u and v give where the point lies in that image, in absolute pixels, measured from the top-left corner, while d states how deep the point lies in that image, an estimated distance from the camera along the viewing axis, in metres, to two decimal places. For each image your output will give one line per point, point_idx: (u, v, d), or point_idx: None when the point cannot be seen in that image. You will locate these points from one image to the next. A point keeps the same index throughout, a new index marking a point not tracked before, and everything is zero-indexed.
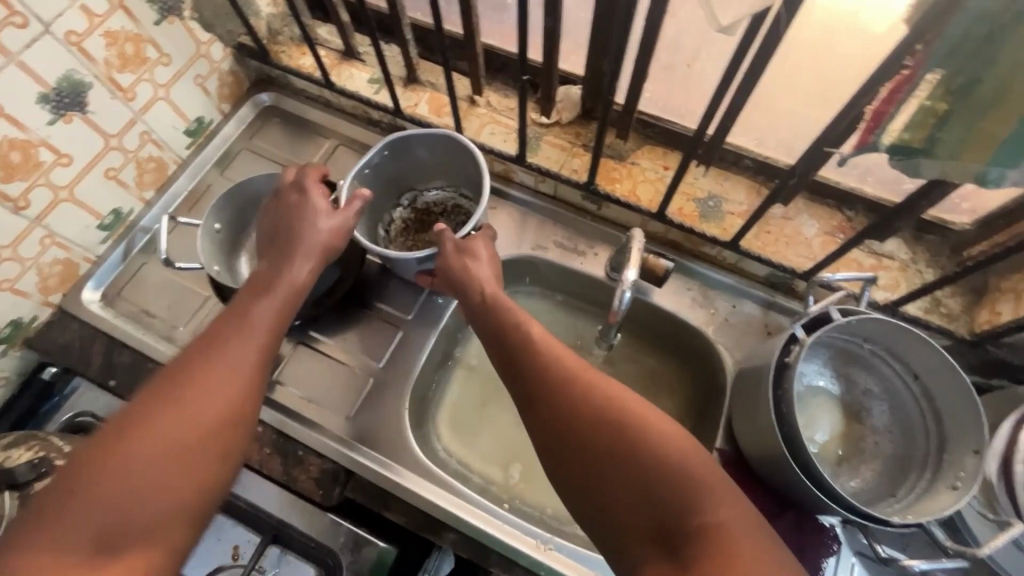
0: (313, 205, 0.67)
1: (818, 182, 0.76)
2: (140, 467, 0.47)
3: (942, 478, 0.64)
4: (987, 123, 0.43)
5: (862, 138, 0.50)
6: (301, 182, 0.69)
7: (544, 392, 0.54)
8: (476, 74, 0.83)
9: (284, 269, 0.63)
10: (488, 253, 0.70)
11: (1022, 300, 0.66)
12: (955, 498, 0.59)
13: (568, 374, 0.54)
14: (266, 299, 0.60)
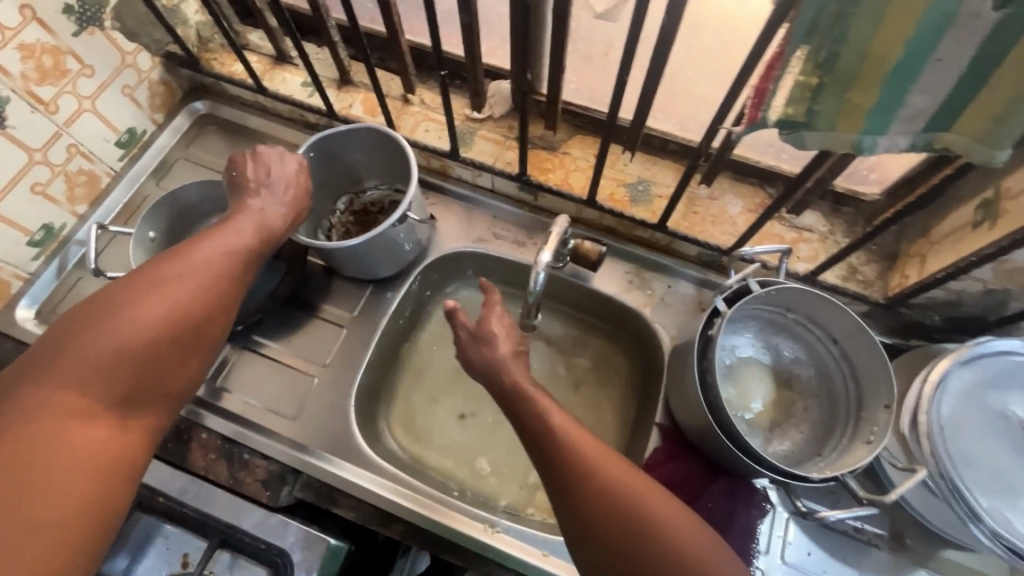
0: (276, 203, 0.67)
1: (738, 161, 0.79)
2: (134, 353, 0.50)
3: (860, 432, 0.67)
4: (855, 95, 0.46)
5: (750, 113, 0.51)
6: (265, 190, 0.66)
7: (554, 448, 0.55)
8: (406, 73, 0.84)
9: (255, 207, 0.65)
10: (505, 328, 0.66)
11: (925, 262, 0.70)
12: (869, 449, 0.62)
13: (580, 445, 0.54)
14: (240, 227, 0.62)
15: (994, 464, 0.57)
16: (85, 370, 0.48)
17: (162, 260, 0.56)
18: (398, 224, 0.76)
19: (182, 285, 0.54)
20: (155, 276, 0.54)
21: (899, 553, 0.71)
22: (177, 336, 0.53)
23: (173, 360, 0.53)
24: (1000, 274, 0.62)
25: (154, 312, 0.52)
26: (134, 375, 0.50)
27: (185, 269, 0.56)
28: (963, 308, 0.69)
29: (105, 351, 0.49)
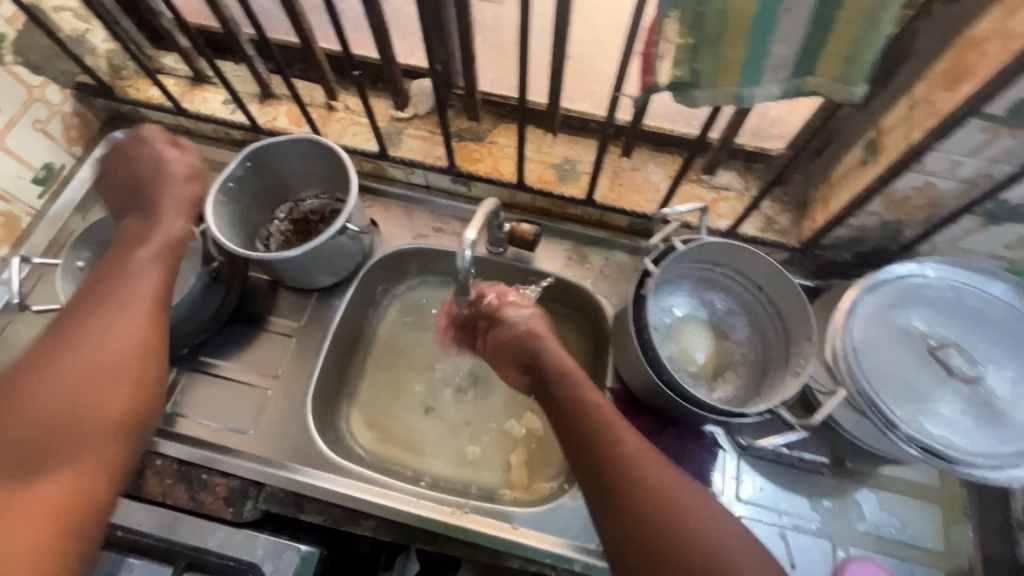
0: (173, 193, 0.62)
1: (652, 131, 0.84)
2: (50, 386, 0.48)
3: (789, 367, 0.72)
4: (728, 50, 0.50)
5: (643, 79, 0.56)
6: (157, 178, 0.63)
7: (598, 450, 0.57)
8: (325, 80, 0.85)
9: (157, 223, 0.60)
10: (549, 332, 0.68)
11: (829, 204, 0.75)
12: (795, 378, 0.67)
13: (631, 456, 0.56)
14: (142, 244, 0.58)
15: (905, 376, 0.62)
16: (28, 414, 0.46)
17: (88, 289, 0.54)
18: (338, 235, 0.76)
19: (101, 314, 0.53)
20: (82, 319, 0.52)
21: (842, 476, 0.75)
22: (116, 368, 0.51)
23: (122, 390, 0.51)
24: (890, 204, 0.68)
25: (87, 349, 0.50)
26: (83, 415, 0.49)
27: (111, 297, 0.54)
28: (867, 242, 0.75)
29: (47, 399, 0.47)
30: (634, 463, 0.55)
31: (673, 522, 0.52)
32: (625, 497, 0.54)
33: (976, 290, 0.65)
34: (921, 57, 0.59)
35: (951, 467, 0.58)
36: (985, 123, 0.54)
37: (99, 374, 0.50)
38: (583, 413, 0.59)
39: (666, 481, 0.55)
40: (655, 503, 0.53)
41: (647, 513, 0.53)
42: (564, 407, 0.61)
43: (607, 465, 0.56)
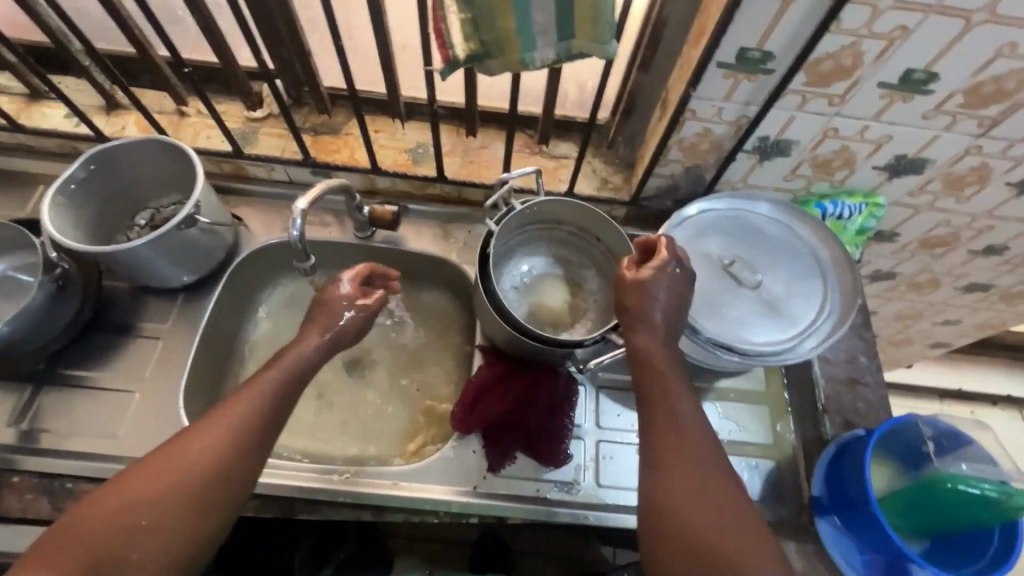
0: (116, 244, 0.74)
1: (492, 111, 0.92)
2: (221, 437, 0.56)
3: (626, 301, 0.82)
4: (501, 21, 0.58)
5: (443, 54, 0.63)
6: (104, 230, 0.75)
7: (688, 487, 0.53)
8: (171, 86, 0.87)
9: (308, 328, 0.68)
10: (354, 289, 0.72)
11: (643, 159, 0.86)
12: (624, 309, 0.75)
13: (682, 424, 0.56)
14: (279, 371, 0.63)
15: (708, 293, 0.72)
16: (174, 480, 0.53)
17: (207, 421, 0.57)
18: (186, 227, 0.76)
19: (214, 450, 0.56)
20: (234, 406, 0.59)
21: None
22: (266, 424, 0.60)
23: (256, 444, 0.58)
24: (685, 151, 0.80)
25: (227, 432, 0.57)
26: (211, 474, 0.55)
27: (252, 408, 0.59)
28: (681, 189, 0.88)
29: (199, 461, 0.55)
30: (697, 454, 0.55)
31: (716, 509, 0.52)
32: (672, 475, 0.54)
33: (753, 214, 0.78)
34: (678, 23, 0.71)
35: (744, 356, 0.69)
36: (724, 71, 0.66)
37: (259, 422, 0.59)
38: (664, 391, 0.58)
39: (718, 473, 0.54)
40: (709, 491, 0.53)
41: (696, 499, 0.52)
42: (651, 377, 0.59)
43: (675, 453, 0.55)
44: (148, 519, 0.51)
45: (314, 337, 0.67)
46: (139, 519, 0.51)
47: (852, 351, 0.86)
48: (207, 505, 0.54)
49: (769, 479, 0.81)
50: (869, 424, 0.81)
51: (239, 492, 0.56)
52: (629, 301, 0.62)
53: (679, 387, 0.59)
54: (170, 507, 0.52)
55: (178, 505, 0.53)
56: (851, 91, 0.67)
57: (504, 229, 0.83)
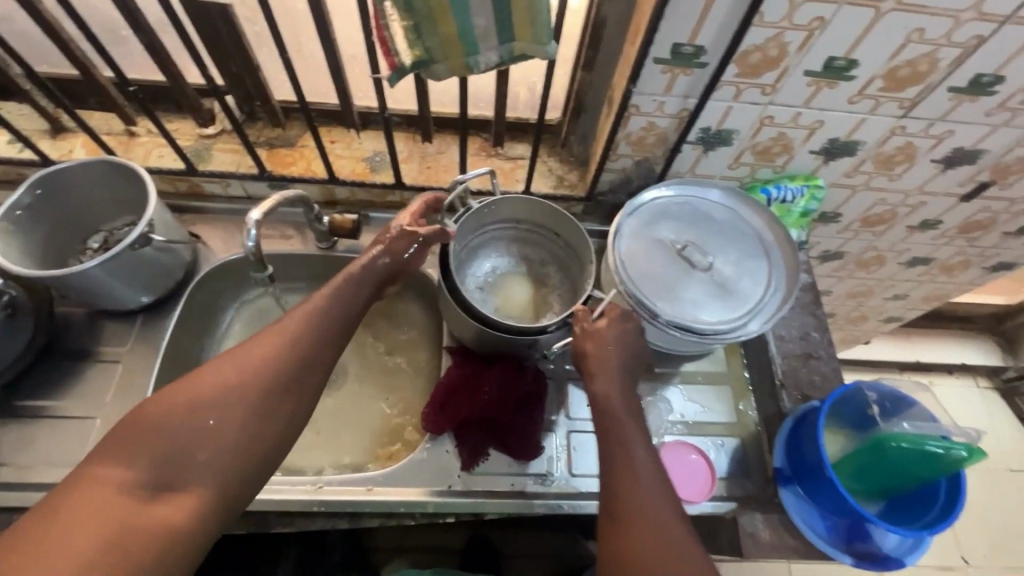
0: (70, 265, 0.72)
1: (446, 117, 0.94)
2: (282, 351, 0.60)
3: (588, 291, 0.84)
4: (443, 27, 0.60)
5: (389, 62, 0.65)
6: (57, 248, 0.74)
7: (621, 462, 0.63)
8: (118, 106, 0.86)
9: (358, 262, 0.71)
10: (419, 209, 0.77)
11: (595, 156, 0.89)
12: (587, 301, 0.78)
13: (625, 411, 0.66)
14: (336, 298, 0.66)
15: (663, 277, 0.75)
16: (243, 376, 0.57)
17: (277, 329, 0.62)
18: (141, 246, 0.75)
19: (273, 362, 0.59)
20: (291, 326, 0.62)
21: (651, 379, 0.88)
22: (330, 336, 0.64)
23: (310, 360, 0.61)
24: (633, 146, 0.83)
25: (291, 340, 0.61)
26: (277, 374, 0.59)
27: (314, 320, 0.63)
28: (634, 182, 0.91)
29: (266, 362, 0.59)
30: (640, 481, 0.61)
31: (655, 532, 0.58)
32: (618, 501, 0.60)
33: (701, 200, 0.81)
34: (615, 23, 0.74)
35: (699, 335, 0.72)
36: (662, 66, 0.70)
37: (314, 339, 0.62)
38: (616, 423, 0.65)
39: (660, 500, 0.60)
40: (649, 514, 0.59)
41: (637, 520, 0.59)
42: (605, 414, 0.66)
43: (624, 478, 0.61)
44: (221, 405, 0.55)
45: (372, 270, 0.70)
46: (211, 404, 0.55)
47: (805, 327, 0.90)
48: (271, 402, 0.58)
49: (735, 455, 0.84)
50: (824, 396, 0.85)
51: (299, 398, 0.60)
52: (586, 345, 0.70)
53: (632, 427, 0.65)
54: (240, 398, 0.56)
55: (248, 396, 0.56)
56: (781, 80, 0.72)
57: (466, 224, 0.85)
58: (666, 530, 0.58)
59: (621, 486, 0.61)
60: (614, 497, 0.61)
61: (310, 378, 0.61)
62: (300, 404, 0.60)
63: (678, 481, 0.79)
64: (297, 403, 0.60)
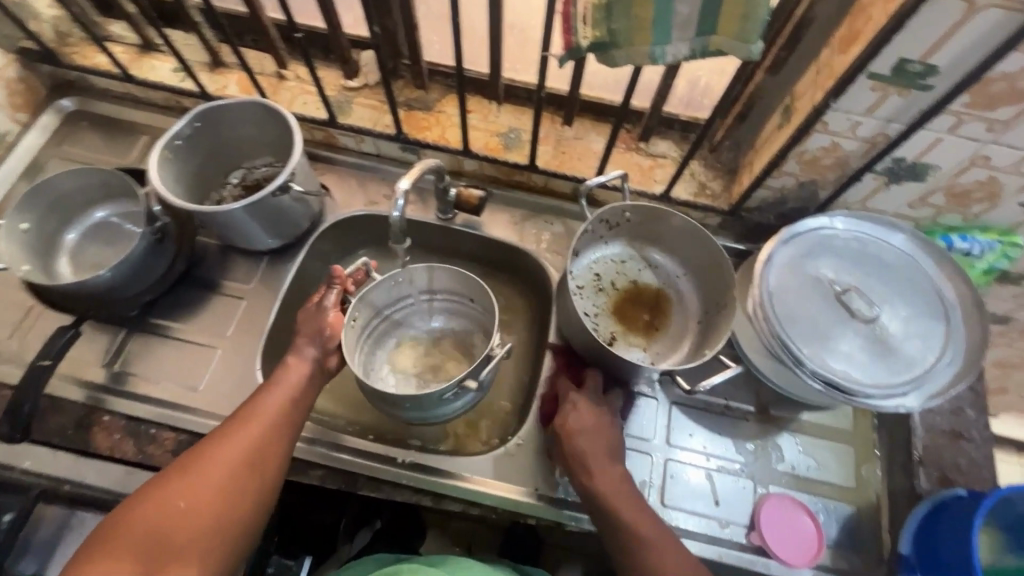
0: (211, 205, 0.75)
1: (592, 101, 0.88)
2: (234, 460, 0.59)
3: (707, 343, 0.79)
4: (637, 9, 0.54)
5: (566, 40, 0.59)
6: None
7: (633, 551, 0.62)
8: (275, 48, 0.87)
9: (292, 356, 0.69)
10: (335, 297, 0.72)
11: (752, 168, 0.80)
12: (714, 346, 0.74)
13: (618, 501, 0.65)
14: (274, 395, 0.65)
15: (815, 320, 0.67)
16: (205, 486, 0.56)
17: (230, 428, 0.61)
18: (280, 194, 0.77)
19: (227, 473, 0.58)
20: (243, 428, 0.61)
21: (764, 422, 0.81)
22: (288, 425, 0.64)
23: (264, 465, 0.60)
24: (803, 165, 0.74)
25: (250, 435, 0.61)
26: (241, 470, 0.58)
27: (263, 421, 0.62)
28: (788, 203, 0.81)
29: (215, 483, 0.57)
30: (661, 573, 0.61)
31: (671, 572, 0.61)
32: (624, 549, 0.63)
33: (875, 239, 0.71)
34: (822, 24, 0.65)
35: (851, 397, 0.63)
36: (874, 83, 0.60)
37: (262, 442, 0.61)
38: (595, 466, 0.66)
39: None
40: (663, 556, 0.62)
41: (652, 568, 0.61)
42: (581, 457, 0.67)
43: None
44: (190, 520, 0.54)
45: (303, 368, 0.68)
46: (179, 522, 0.54)
47: (958, 401, 0.78)
48: (230, 517, 0.56)
49: (845, 525, 0.76)
50: (970, 484, 0.74)
51: (264, 489, 0.60)
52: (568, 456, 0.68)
53: (639, 513, 0.64)
54: (208, 507, 0.55)
55: (202, 524, 0.55)
56: (1020, 117, 0.59)
57: (376, 294, 0.78)
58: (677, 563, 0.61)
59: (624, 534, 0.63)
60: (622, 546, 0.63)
61: (264, 480, 0.60)
62: (265, 494, 0.60)
63: (779, 539, 0.73)
64: (257, 504, 0.59)
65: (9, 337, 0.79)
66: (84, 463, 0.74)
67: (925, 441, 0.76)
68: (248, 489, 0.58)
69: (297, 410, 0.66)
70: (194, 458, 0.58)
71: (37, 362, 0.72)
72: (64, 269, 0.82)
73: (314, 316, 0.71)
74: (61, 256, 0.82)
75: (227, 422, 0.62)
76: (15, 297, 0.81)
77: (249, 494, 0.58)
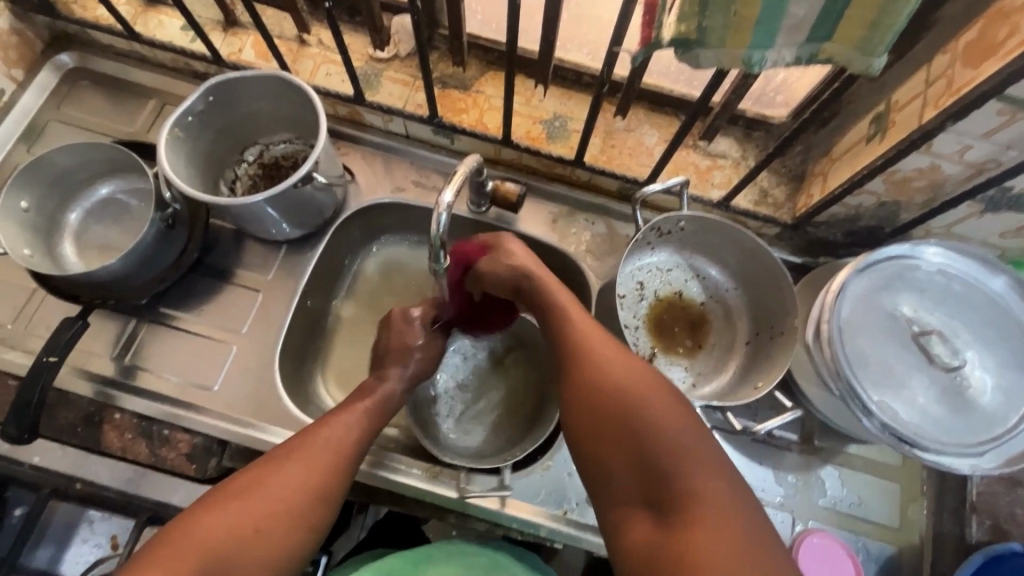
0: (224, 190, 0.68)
1: (649, 90, 0.79)
2: (311, 478, 0.55)
3: (750, 377, 0.73)
4: (741, 7, 0.44)
5: (644, 34, 0.49)
6: None
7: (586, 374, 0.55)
8: (296, 10, 0.78)
9: None
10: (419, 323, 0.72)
11: (826, 180, 0.72)
12: (758, 389, 0.68)
13: (584, 333, 0.58)
14: (350, 414, 0.62)
15: (888, 363, 0.61)
16: (283, 497, 0.53)
17: (293, 453, 0.56)
18: (303, 185, 0.69)
19: (303, 487, 0.55)
20: (317, 443, 0.57)
21: (809, 453, 0.76)
22: (355, 456, 0.60)
23: (338, 486, 0.57)
24: (889, 185, 0.65)
25: (312, 464, 0.56)
26: (301, 507, 0.54)
27: (342, 440, 0.59)
28: (861, 222, 0.73)
29: (292, 496, 0.54)
30: (621, 382, 0.53)
31: (704, 517, 0.45)
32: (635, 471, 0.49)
33: (965, 276, 0.64)
34: (946, 25, 0.55)
35: (920, 453, 0.58)
36: (1002, 106, 0.51)
37: (338, 462, 0.58)
38: (597, 381, 0.54)
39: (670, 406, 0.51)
40: (696, 501, 0.46)
41: (667, 494, 0.47)
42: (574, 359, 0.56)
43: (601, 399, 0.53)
44: (249, 539, 0.50)
45: None
46: (241, 541, 0.50)
47: None
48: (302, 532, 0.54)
49: (882, 565, 0.73)
50: None
51: (319, 528, 0.55)
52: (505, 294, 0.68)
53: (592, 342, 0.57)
54: (275, 532, 0.52)
55: (276, 536, 0.52)
56: None
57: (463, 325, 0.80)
58: (706, 491, 0.46)
59: (635, 442, 0.50)
60: (627, 476, 0.50)
61: (334, 497, 0.57)
62: (321, 530, 0.56)
63: None
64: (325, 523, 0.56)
65: (12, 322, 0.74)
66: (96, 462, 0.70)
67: (981, 488, 0.71)
68: (317, 504, 0.55)
69: (369, 431, 0.63)
70: (271, 471, 0.55)
71: (43, 357, 0.68)
72: (68, 251, 0.76)
73: (400, 328, 0.71)
74: (64, 236, 0.76)
75: (290, 441, 0.58)
76: (17, 278, 0.76)
77: (318, 511, 0.55)
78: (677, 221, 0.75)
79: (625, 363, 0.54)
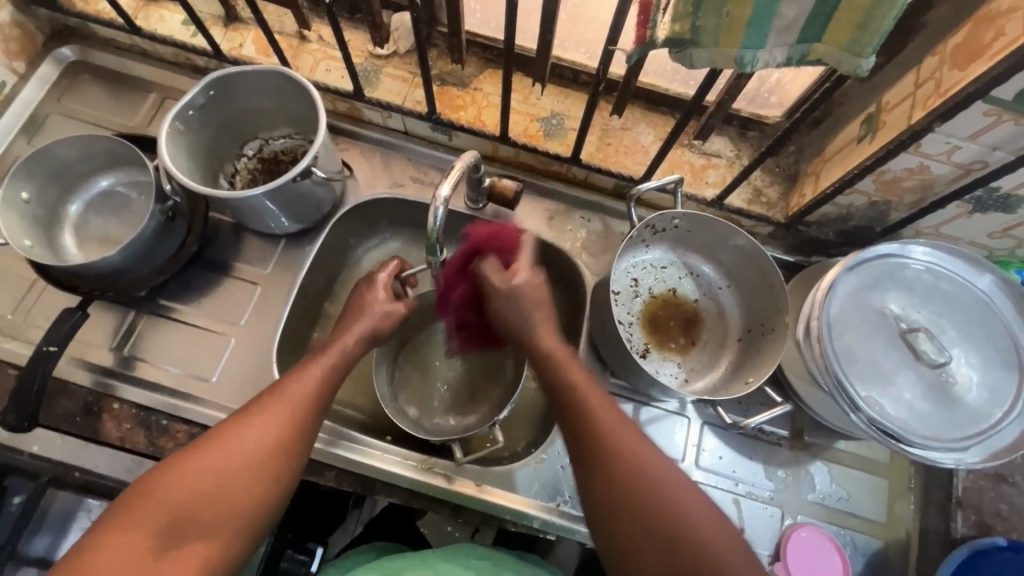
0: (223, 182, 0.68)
1: (645, 89, 0.80)
2: (267, 434, 0.55)
3: (743, 374, 0.74)
4: (733, 8, 0.45)
5: (639, 33, 0.49)
6: None
7: (629, 483, 0.52)
8: (297, 6, 0.78)
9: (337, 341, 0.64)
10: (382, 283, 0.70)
11: (818, 179, 0.73)
12: (749, 385, 0.69)
13: (621, 435, 0.55)
14: (312, 369, 0.61)
15: (875, 359, 0.62)
16: (240, 453, 0.53)
17: (251, 411, 0.56)
18: (302, 179, 0.70)
19: (260, 443, 0.54)
20: (275, 398, 0.57)
21: (799, 448, 0.77)
22: (316, 410, 0.59)
23: (298, 441, 0.57)
24: (880, 185, 0.67)
25: (269, 418, 0.56)
26: (260, 461, 0.54)
27: (302, 396, 0.59)
28: (851, 221, 0.74)
29: (249, 451, 0.54)
30: (671, 502, 0.51)
31: None
32: None
33: (952, 274, 0.65)
34: (934, 27, 0.56)
35: (906, 447, 0.59)
36: (989, 108, 0.52)
37: (296, 417, 0.57)
38: (633, 477, 0.52)
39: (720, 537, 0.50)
40: None
41: None
42: (612, 460, 0.54)
43: (644, 515, 0.51)
44: (207, 496, 0.51)
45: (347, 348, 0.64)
46: (199, 498, 0.51)
47: None
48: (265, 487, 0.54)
49: (871, 559, 0.74)
50: (1008, 531, 0.71)
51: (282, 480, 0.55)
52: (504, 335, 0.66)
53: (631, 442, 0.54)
54: (233, 486, 0.52)
55: (234, 492, 0.52)
56: None
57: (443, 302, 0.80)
58: None
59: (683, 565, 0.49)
60: None
61: (295, 450, 0.56)
62: (286, 484, 0.55)
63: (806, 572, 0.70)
64: (289, 477, 0.56)
65: (13, 312, 0.75)
66: (92, 451, 0.72)
67: (966, 484, 0.72)
68: (276, 459, 0.55)
69: (332, 386, 0.62)
70: (230, 430, 0.55)
71: (43, 347, 0.68)
72: (68, 243, 0.76)
73: (361, 287, 0.70)
74: (64, 228, 0.77)
75: (254, 400, 0.58)
76: (18, 269, 0.76)
77: (278, 466, 0.55)
78: (668, 218, 0.76)
79: (670, 475, 0.53)
